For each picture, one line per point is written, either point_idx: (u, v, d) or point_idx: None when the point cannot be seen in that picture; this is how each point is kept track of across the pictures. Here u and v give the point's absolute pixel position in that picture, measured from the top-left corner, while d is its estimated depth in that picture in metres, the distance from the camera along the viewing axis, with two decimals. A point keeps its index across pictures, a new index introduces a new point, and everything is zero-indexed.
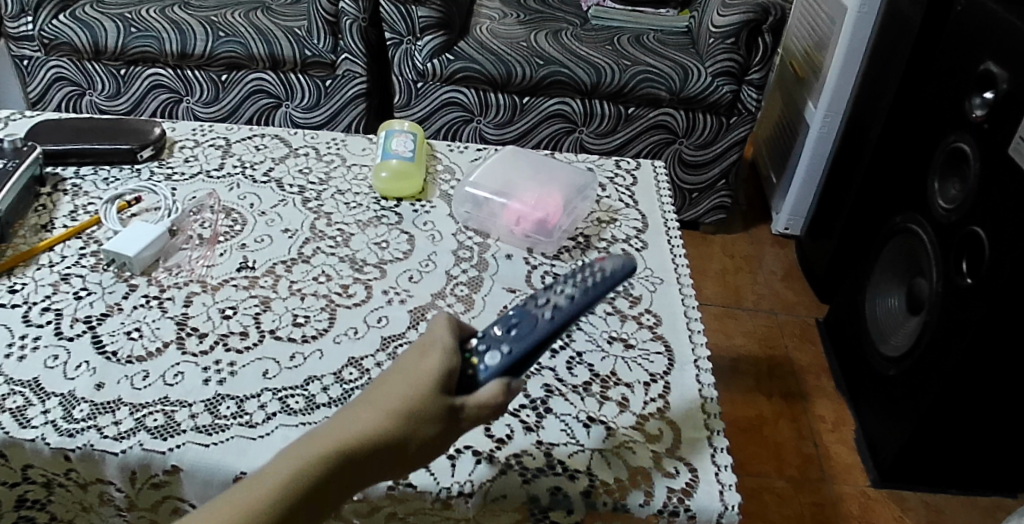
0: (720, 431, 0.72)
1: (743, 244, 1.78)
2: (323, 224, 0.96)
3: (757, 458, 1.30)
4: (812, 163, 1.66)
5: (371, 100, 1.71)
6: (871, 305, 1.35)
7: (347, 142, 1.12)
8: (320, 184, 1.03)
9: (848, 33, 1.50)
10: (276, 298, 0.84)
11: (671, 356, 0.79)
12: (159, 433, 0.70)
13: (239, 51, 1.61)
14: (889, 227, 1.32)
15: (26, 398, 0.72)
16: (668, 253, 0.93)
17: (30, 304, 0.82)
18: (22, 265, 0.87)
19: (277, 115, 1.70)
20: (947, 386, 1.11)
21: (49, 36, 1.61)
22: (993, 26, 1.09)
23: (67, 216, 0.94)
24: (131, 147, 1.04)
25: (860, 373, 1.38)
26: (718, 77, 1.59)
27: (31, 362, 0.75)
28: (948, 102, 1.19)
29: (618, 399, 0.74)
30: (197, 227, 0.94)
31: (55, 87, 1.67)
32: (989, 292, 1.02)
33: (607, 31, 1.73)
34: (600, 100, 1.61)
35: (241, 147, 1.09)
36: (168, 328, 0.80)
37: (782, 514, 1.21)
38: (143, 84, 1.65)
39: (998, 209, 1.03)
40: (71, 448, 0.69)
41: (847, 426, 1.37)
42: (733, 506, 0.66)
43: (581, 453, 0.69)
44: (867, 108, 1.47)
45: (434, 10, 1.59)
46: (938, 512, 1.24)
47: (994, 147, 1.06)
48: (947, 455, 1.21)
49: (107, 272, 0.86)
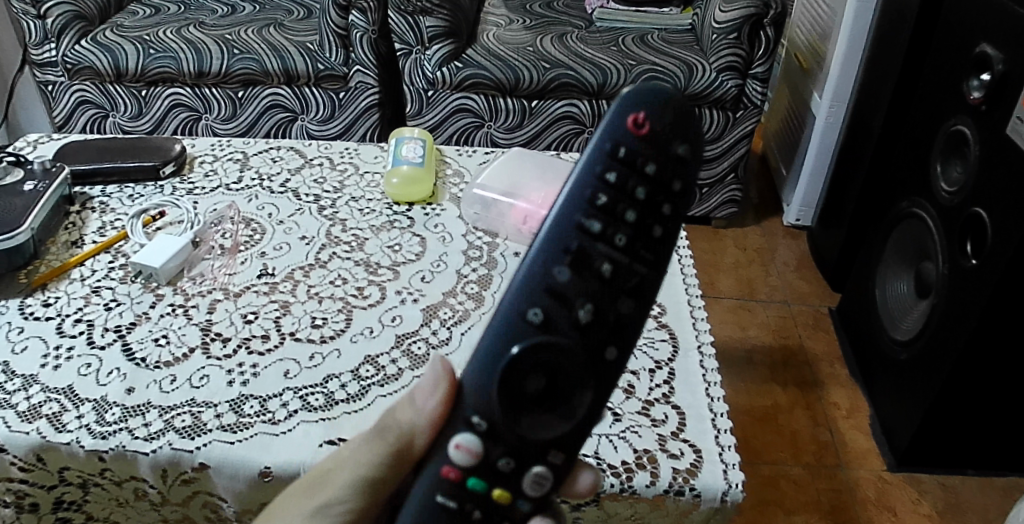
0: (723, 413, 0.75)
1: (755, 237, 1.80)
2: (338, 230, 1.00)
3: (773, 446, 1.31)
4: (819, 153, 1.67)
5: (384, 110, 1.76)
6: (882, 291, 1.37)
7: (359, 151, 1.16)
8: (334, 192, 1.07)
9: (849, 23, 1.51)
10: (295, 301, 0.89)
11: (675, 344, 0.82)
12: (187, 433, 0.74)
13: (255, 67, 1.66)
14: (896, 212, 1.34)
15: (62, 403, 0.76)
16: (673, 246, 0.96)
17: (63, 316, 0.86)
18: (55, 279, 0.91)
19: (293, 129, 1.75)
20: (958, 366, 1.12)
21: (71, 61, 1.67)
22: (987, 10, 1.11)
23: (96, 232, 0.99)
24: (153, 164, 1.08)
25: (873, 358, 1.39)
26: (723, 73, 1.61)
27: (65, 371, 0.79)
28: (946, 88, 1.21)
29: (623, 386, 0.77)
30: (218, 238, 0.98)
31: (79, 111, 1.72)
32: (991, 273, 1.04)
33: (612, 32, 1.76)
34: (606, 100, 1.64)
35: (259, 160, 1.14)
36: (193, 334, 0.84)
37: (799, 501, 1.23)
38: (163, 103, 1.70)
39: (997, 190, 1.05)
40: (105, 449, 0.73)
41: (862, 412, 1.39)
42: (737, 484, 0.69)
43: (589, 438, 0.72)
44: (871, 96, 1.49)
45: (441, 20, 1.63)
46: (954, 493, 1.25)
47: (993, 128, 1.07)
48: (961, 437, 1.23)
49: (135, 284, 0.91)
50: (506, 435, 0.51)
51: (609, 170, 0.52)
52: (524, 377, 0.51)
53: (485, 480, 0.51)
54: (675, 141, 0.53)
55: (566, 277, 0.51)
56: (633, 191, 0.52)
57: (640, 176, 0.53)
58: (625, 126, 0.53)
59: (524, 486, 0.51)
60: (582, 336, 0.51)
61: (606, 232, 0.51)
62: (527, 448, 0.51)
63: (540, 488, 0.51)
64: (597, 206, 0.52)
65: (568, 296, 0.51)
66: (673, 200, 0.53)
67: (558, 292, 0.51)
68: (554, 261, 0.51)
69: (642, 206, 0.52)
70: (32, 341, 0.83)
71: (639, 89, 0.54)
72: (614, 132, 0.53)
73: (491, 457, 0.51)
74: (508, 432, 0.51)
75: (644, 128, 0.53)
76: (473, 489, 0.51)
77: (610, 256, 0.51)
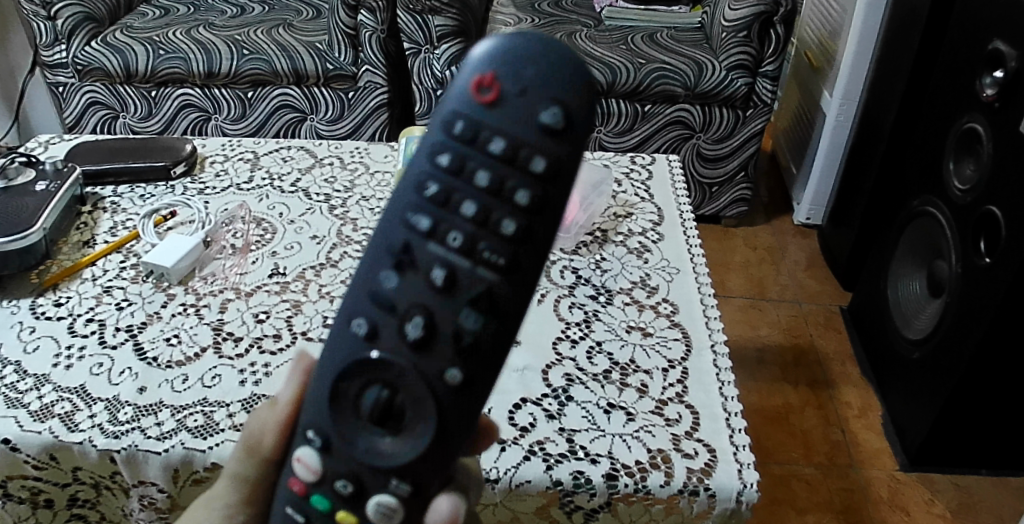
0: (737, 413, 0.74)
1: (766, 236, 1.79)
2: (349, 229, 1.00)
3: (785, 446, 1.31)
4: (830, 152, 1.67)
5: (393, 109, 1.76)
6: (894, 291, 1.36)
7: (369, 150, 1.16)
8: (345, 192, 1.07)
9: (860, 21, 1.50)
10: (307, 301, 0.88)
11: (688, 343, 0.81)
12: (199, 433, 0.74)
13: (265, 68, 1.66)
14: (907, 211, 1.33)
15: (74, 403, 0.76)
16: (684, 245, 0.95)
17: (76, 315, 0.86)
18: (67, 279, 0.91)
19: (303, 129, 1.75)
20: (971, 365, 1.11)
21: (82, 63, 1.67)
22: (999, 8, 1.10)
23: (107, 232, 0.99)
24: (164, 164, 1.08)
25: (885, 357, 1.38)
26: (732, 71, 1.61)
27: (78, 370, 0.79)
28: (959, 85, 1.20)
29: (636, 385, 0.77)
30: (229, 238, 0.98)
31: (89, 112, 1.73)
32: (1005, 271, 1.03)
33: (620, 31, 1.75)
34: (616, 99, 1.64)
35: (269, 160, 1.14)
36: (205, 334, 0.84)
37: (811, 501, 1.22)
38: (173, 104, 1.71)
39: (1010, 187, 1.04)
40: (116, 449, 0.73)
41: (874, 412, 1.38)
42: (752, 484, 0.69)
43: (602, 438, 0.71)
44: (882, 94, 1.48)
45: (449, 19, 1.63)
46: (969, 493, 1.24)
47: (1005, 126, 1.07)
48: (973, 437, 1.22)
49: (146, 284, 0.91)
50: (347, 458, 0.45)
51: (441, 153, 0.44)
52: (358, 398, 0.44)
53: (330, 498, 0.45)
54: (534, 105, 0.43)
55: (393, 283, 0.44)
56: (472, 175, 0.44)
57: (481, 157, 0.44)
58: (469, 90, 0.44)
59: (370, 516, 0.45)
60: (420, 357, 0.44)
61: (437, 229, 0.44)
62: (370, 474, 0.45)
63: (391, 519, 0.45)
64: (427, 196, 0.44)
65: (397, 306, 0.44)
66: (536, 185, 0.44)
67: (385, 300, 0.44)
68: (380, 264, 0.44)
69: (488, 195, 0.44)
70: (45, 340, 0.83)
71: (493, 45, 0.44)
72: (456, 113, 0.44)
73: (331, 479, 0.45)
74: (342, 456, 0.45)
75: (489, 92, 0.43)
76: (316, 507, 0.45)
77: (445, 260, 0.44)
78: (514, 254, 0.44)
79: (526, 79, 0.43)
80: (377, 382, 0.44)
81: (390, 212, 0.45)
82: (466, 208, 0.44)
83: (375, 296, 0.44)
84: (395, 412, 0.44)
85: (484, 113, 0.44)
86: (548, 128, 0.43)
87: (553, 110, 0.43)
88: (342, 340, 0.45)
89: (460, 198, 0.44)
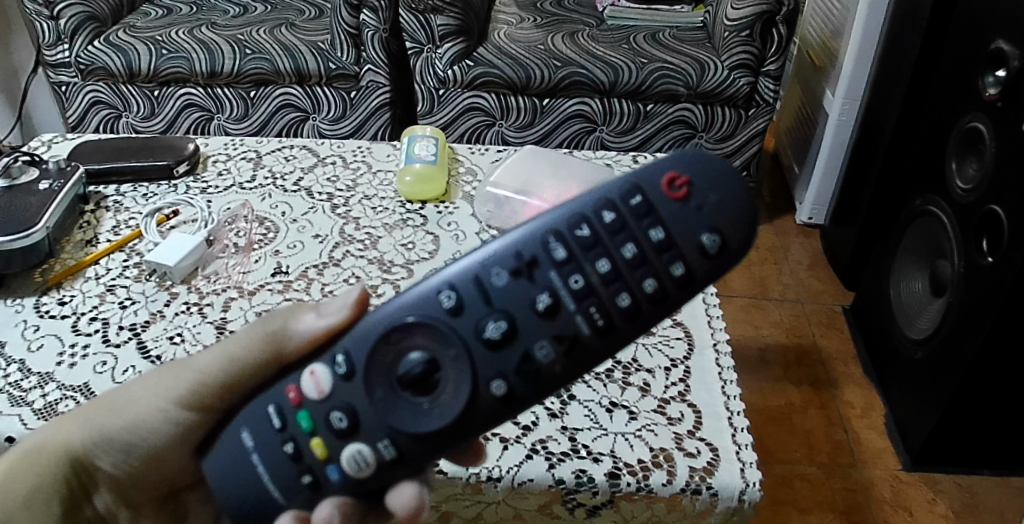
0: (740, 412, 0.74)
1: (768, 235, 1.79)
2: (351, 228, 1.00)
3: (787, 446, 1.31)
4: (833, 151, 1.66)
5: (395, 109, 1.76)
6: (896, 290, 1.36)
7: (372, 148, 1.16)
8: (347, 191, 1.07)
9: (862, 21, 1.50)
10: (309, 300, 0.89)
11: (691, 342, 0.81)
12: None
13: (267, 67, 1.66)
14: (909, 210, 1.33)
15: (77, 402, 0.77)
16: None
17: (79, 314, 0.86)
18: (71, 278, 0.91)
19: (305, 128, 1.75)
20: (975, 365, 1.11)
21: (84, 62, 1.67)
22: (1003, 7, 1.10)
23: (110, 231, 0.99)
24: (167, 163, 1.08)
25: (888, 356, 1.38)
26: (734, 71, 1.61)
27: (81, 369, 0.80)
28: (962, 84, 1.20)
29: (639, 384, 0.76)
30: (232, 237, 0.98)
31: (92, 111, 1.73)
32: (1008, 271, 1.03)
33: (623, 31, 1.75)
34: (617, 98, 1.64)
35: (271, 159, 1.14)
36: (208, 332, 0.84)
37: (813, 501, 1.22)
38: (175, 103, 1.71)
39: (1014, 187, 1.04)
40: None
41: (877, 412, 1.38)
42: (754, 483, 0.69)
43: (605, 437, 0.72)
44: (885, 93, 1.48)
45: (451, 18, 1.63)
46: (971, 493, 1.24)
47: (1008, 125, 1.06)
48: (975, 437, 1.22)
49: (149, 283, 0.91)
50: (369, 413, 0.52)
51: (608, 208, 0.52)
52: (400, 359, 0.51)
53: (315, 420, 0.53)
54: (700, 222, 0.51)
55: (501, 282, 0.51)
56: (621, 245, 0.51)
57: (638, 234, 0.51)
58: (663, 181, 0.52)
59: (342, 456, 0.52)
60: (485, 355, 0.51)
61: (565, 265, 0.51)
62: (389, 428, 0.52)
63: (359, 469, 0.52)
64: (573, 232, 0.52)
65: (490, 297, 0.51)
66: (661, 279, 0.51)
67: (485, 289, 0.52)
68: (500, 263, 0.52)
69: (625, 265, 0.51)
70: (48, 339, 0.83)
71: (697, 156, 0.52)
72: (645, 184, 0.52)
73: (328, 409, 0.52)
74: (374, 417, 0.52)
75: (679, 191, 0.51)
76: (299, 424, 0.53)
77: (555, 289, 0.51)
78: (614, 319, 0.51)
79: (706, 200, 0.51)
80: (426, 351, 0.51)
81: (537, 227, 0.52)
82: (596, 264, 0.51)
83: (480, 286, 0.52)
84: (429, 384, 0.51)
85: (665, 203, 0.52)
86: (705, 250, 0.51)
87: (712, 237, 0.51)
88: (423, 303, 0.52)
89: (596, 253, 0.51)
